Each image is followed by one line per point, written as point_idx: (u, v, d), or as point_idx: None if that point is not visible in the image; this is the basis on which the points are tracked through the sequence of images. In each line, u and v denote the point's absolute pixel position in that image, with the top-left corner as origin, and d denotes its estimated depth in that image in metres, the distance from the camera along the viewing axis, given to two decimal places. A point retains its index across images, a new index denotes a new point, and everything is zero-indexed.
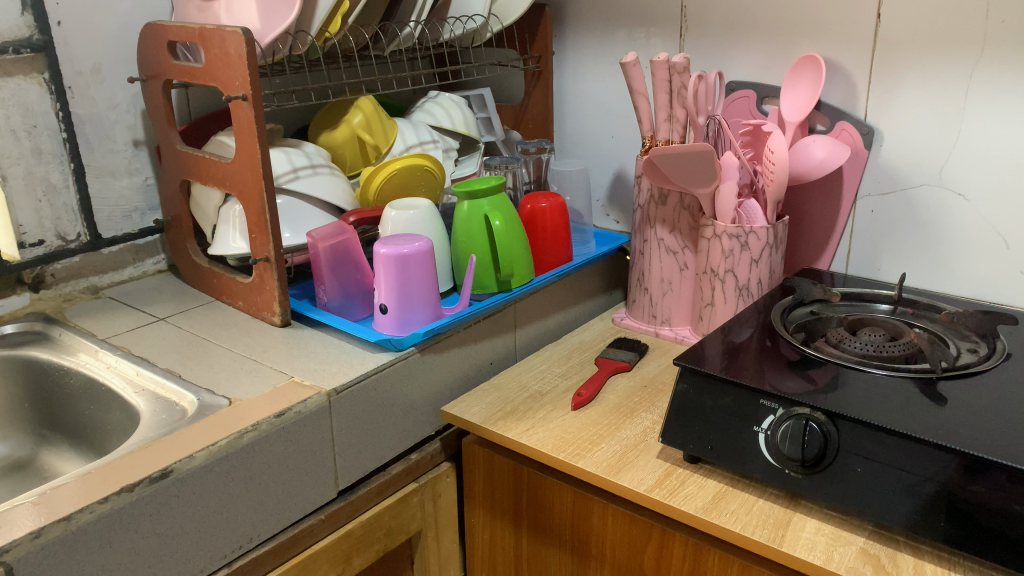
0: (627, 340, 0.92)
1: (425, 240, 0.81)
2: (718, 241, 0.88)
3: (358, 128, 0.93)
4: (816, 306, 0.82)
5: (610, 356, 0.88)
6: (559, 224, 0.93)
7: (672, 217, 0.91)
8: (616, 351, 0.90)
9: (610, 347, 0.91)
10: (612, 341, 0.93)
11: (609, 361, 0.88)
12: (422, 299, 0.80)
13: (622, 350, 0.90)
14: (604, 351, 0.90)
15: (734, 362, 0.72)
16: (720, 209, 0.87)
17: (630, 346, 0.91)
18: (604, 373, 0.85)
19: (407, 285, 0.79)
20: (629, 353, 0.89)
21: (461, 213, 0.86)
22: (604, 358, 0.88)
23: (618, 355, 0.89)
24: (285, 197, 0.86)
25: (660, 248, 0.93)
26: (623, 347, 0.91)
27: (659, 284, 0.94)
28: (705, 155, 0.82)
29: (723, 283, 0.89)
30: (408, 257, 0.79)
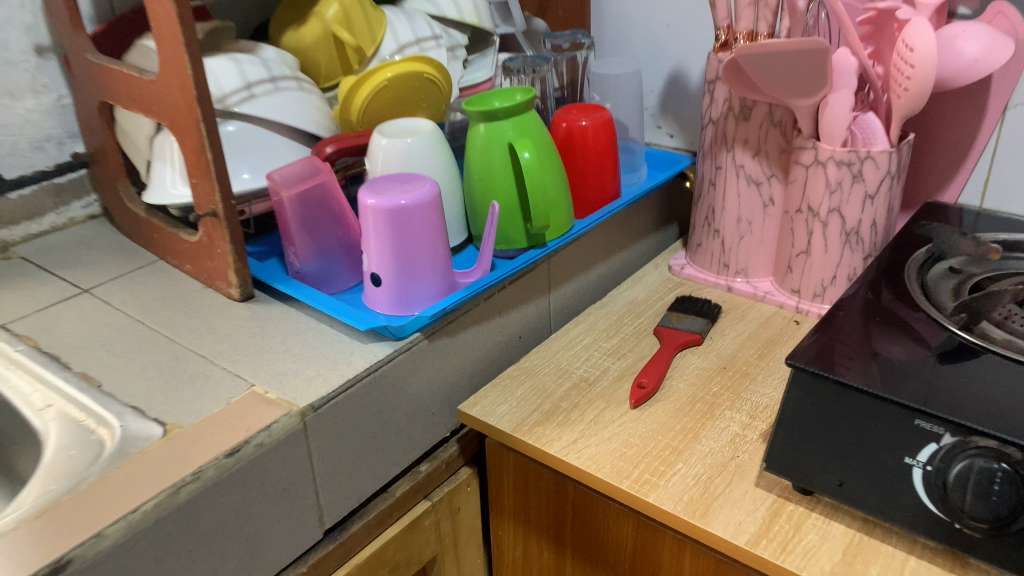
0: (692, 301, 0.72)
1: (431, 185, 0.59)
2: (821, 171, 0.66)
3: (333, 23, 0.69)
4: (959, 263, 0.61)
5: (674, 326, 0.68)
6: (605, 149, 0.70)
7: (758, 136, 0.69)
8: (680, 318, 0.69)
9: (672, 312, 0.70)
10: (673, 302, 0.72)
11: (673, 334, 0.67)
12: (429, 267, 0.59)
13: (689, 317, 0.69)
14: (664, 318, 0.70)
15: (870, 355, 0.51)
16: (827, 128, 0.64)
17: (698, 310, 0.70)
18: (668, 352, 0.65)
19: (407, 249, 0.58)
20: (697, 321, 0.69)
21: (477, 142, 0.64)
22: (666, 330, 0.68)
23: (685, 325, 0.68)
24: (238, 124, 0.64)
25: (739, 178, 0.71)
26: (689, 311, 0.70)
27: (734, 226, 0.73)
28: (817, 52, 0.59)
29: (824, 226, 0.68)
30: (408, 211, 0.57)
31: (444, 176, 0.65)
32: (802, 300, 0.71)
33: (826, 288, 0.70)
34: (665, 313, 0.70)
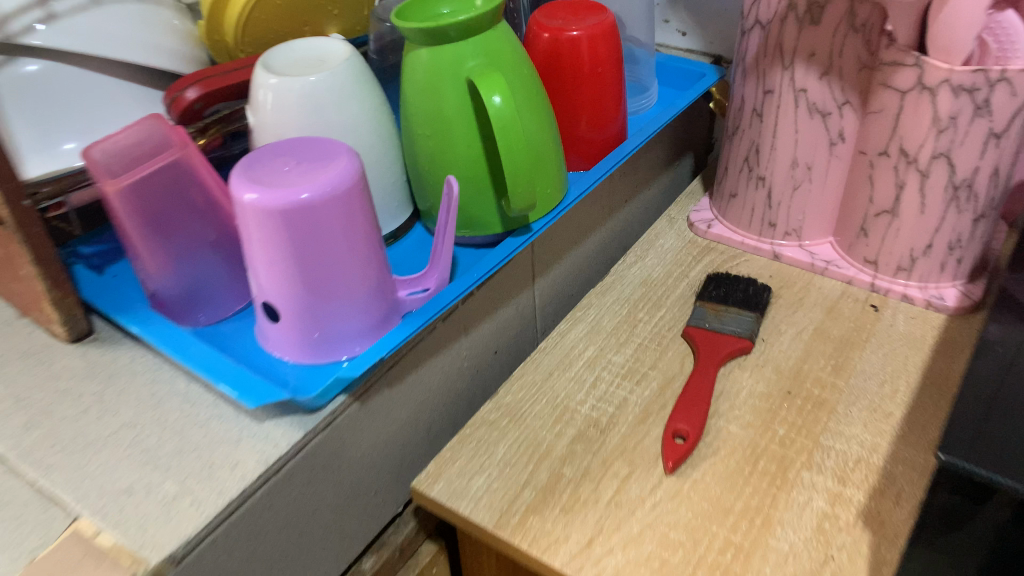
0: (731, 282, 0.52)
1: (352, 162, 0.37)
2: (928, 100, 0.45)
3: None
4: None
5: (712, 327, 0.48)
6: (605, 71, 0.48)
7: (829, 48, 0.47)
8: (719, 313, 0.49)
9: (706, 302, 0.50)
10: (703, 285, 0.52)
11: (712, 340, 0.48)
12: (356, 292, 0.38)
13: (731, 310, 0.49)
14: (695, 312, 0.50)
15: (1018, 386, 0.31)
16: (941, 36, 0.42)
17: (742, 298, 0.50)
18: (707, 373, 0.46)
19: (319, 272, 0.37)
20: (743, 316, 0.49)
21: (418, 76, 0.41)
22: (702, 334, 0.48)
23: (727, 325, 0.48)
24: (38, 63, 0.40)
25: (798, 108, 0.49)
26: (729, 301, 0.50)
27: (787, 173, 0.52)
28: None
29: (922, 177, 0.47)
30: (314, 216, 0.35)
31: (369, 131, 0.43)
32: (878, 273, 0.52)
33: (915, 260, 0.50)
34: (696, 303, 0.50)
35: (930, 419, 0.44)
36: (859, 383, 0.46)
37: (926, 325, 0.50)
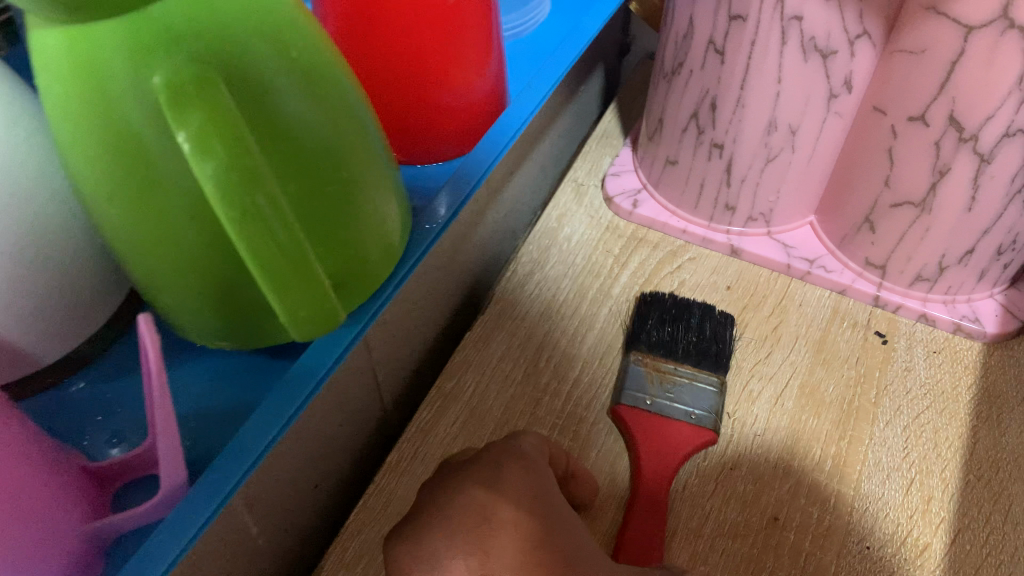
0: (674, 317, 0.35)
1: None
2: (1015, 45, 0.26)
3: None
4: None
5: (657, 414, 0.31)
6: (461, 4, 0.27)
7: None
8: (664, 384, 0.32)
9: (644, 357, 0.33)
10: (636, 321, 0.35)
11: (657, 438, 0.31)
12: None
13: (682, 372, 0.33)
14: (630, 378, 0.33)
15: None
16: None
17: (696, 348, 0.33)
18: (655, 505, 0.29)
19: None
20: (701, 388, 0.32)
21: (59, 81, 0.19)
22: (641, 424, 0.31)
23: (677, 407, 0.31)
24: None
25: (784, 44, 0.30)
26: (678, 355, 0.33)
27: (759, 140, 0.33)
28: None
29: (978, 163, 0.29)
30: None
31: (11, 193, 0.21)
32: (885, 281, 0.35)
33: (944, 269, 0.33)
34: (630, 358, 0.33)
35: (982, 552, 0.28)
36: (874, 490, 0.30)
37: (955, 365, 0.34)
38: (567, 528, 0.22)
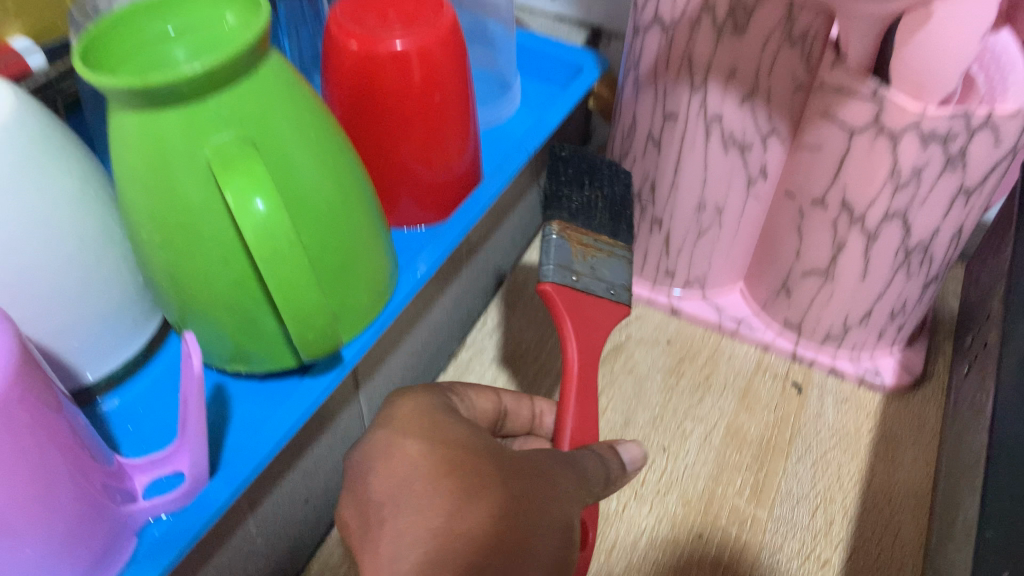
0: (584, 175, 0.38)
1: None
2: (886, 147, 0.32)
3: None
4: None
5: (587, 289, 0.34)
6: (445, 99, 0.34)
7: (758, 63, 0.33)
8: (587, 254, 0.35)
9: (563, 226, 0.35)
10: (553, 192, 0.37)
11: (579, 313, 0.34)
12: (45, 546, 0.23)
13: (599, 244, 0.36)
14: (555, 251, 0.34)
15: None
16: (922, 68, 0.30)
17: (605, 215, 0.37)
18: (591, 395, 0.32)
19: None
20: (617, 259, 0.36)
21: (128, 156, 0.25)
22: (568, 301, 0.34)
23: (601, 281, 0.35)
24: None
25: (709, 139, 0.36)
26: (594, 227, 0.36)
27: (691, 216, 0.40)
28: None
29: (866, 241, 0.36)
30: None
31: (79, 237, 0.27)
32: (801, 339, 0.41)
33: (849, 328, 0.39)
34: (551, 230, 0.35)
35: (872, 566, 0.34)
36: (785, 513, 0.35)
37: (859, 411, 0.40)
38: (465, 439, 0.25)
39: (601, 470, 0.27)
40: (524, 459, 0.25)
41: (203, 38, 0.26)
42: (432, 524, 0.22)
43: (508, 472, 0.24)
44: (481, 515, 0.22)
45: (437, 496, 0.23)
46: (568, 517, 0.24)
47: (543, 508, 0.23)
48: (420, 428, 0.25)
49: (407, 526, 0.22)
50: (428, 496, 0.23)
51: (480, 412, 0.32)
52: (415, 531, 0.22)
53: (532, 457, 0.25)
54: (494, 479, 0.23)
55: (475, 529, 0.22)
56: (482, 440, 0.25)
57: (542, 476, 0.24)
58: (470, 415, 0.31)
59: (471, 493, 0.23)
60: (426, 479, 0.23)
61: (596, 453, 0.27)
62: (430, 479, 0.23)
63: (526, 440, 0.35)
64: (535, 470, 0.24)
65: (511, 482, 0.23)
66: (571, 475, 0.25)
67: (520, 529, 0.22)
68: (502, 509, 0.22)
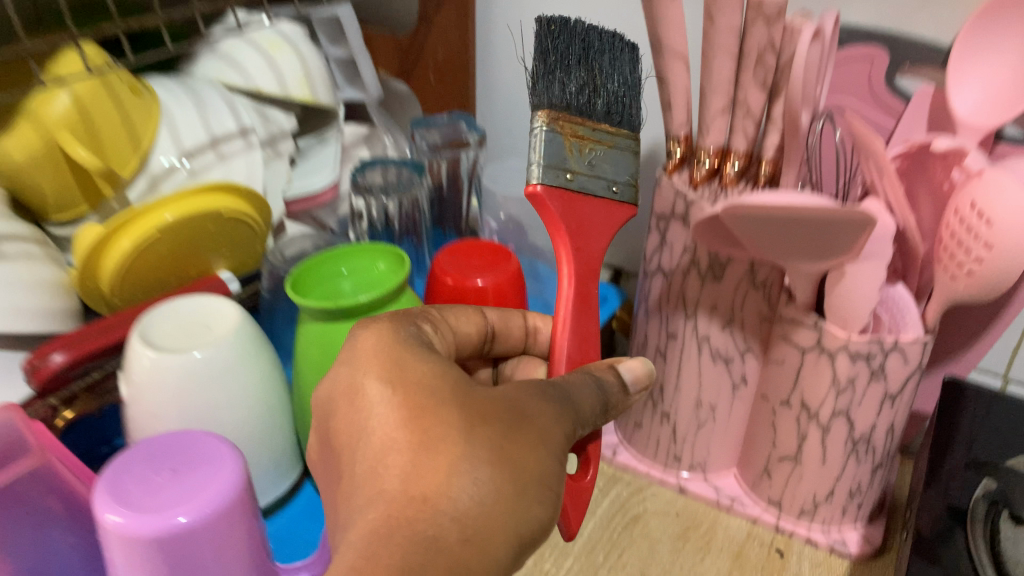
0: (585, 58, 0.41)
1: (234, 475, 0.34)
2: (826, 363, 0.45)
3: (59, 130, 0.41)
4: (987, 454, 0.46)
5: (574, 188, 0.38)
6: None
7: (731, 302, 0.47)
8: (586, 148, 0.39)
9: (556, 121, 0.38)
10: (547, 96, 0.39)
11: (574, 209, 0.38)
12: None
13: (598, 136, 0.40)
14: (552, 146, 0.38)
15: None
16: (844, 309, 0.43)
17: (612, 115, 0.41)
18: (586, 300, 0.38)
19: None
20: (617, 152, 0.40)
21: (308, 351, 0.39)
22: (561, 198, 0.38)
23: (601, 179, 0.39)
24: None
25: (701, 354, 0.49)
26: (588, 119, 0.40)
27: (691, 411, 0.52)
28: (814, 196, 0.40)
29: (822, 433, 0.47)
30: (189, 548, 0.32)
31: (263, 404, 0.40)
32: (782, 515, 0.52)
33: (818, 505, 0.50)
34: (542, 123, 0.38)
35: None
36: None
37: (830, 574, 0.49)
38: (432, 384, 0.28)
39: (600, 400, 0.32)
40: (497, 399, 0.29)
41: (367, 280, 0.40)
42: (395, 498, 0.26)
43: (470, 422, 0.27)
44: (441, 478, 0.26)
45: (401, 465, 0.26)
46: (544, 463, 0.28)
47: (508, 447, 0.27)
48: (388, 375, 0.29)
49: (372, 494, 0.26)
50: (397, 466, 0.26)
51: (467, 333, 0.36)
52: (378, 499, 0.26)
53: (506, 397, 0.29)
54: (452, 440, 0.26)
55: (433, 496, 0.25)
56: (449, 377, 0.29)
57: (513, 417, 0.28)
58: (454, 338, 0.35)
59: (431, 456, 0.26)
60: (392, 441, 0.27)
61: (595, 377, 0.33)
62: (397, 444, 0.27)
63: (520, 361, 0.41)
64: (509, 415, 0.28)
65: (475, 434, 0.27)
66: (553, 403, 0.30)
67: (482, 513, 0.25)
68: (461, 470, 0.26)
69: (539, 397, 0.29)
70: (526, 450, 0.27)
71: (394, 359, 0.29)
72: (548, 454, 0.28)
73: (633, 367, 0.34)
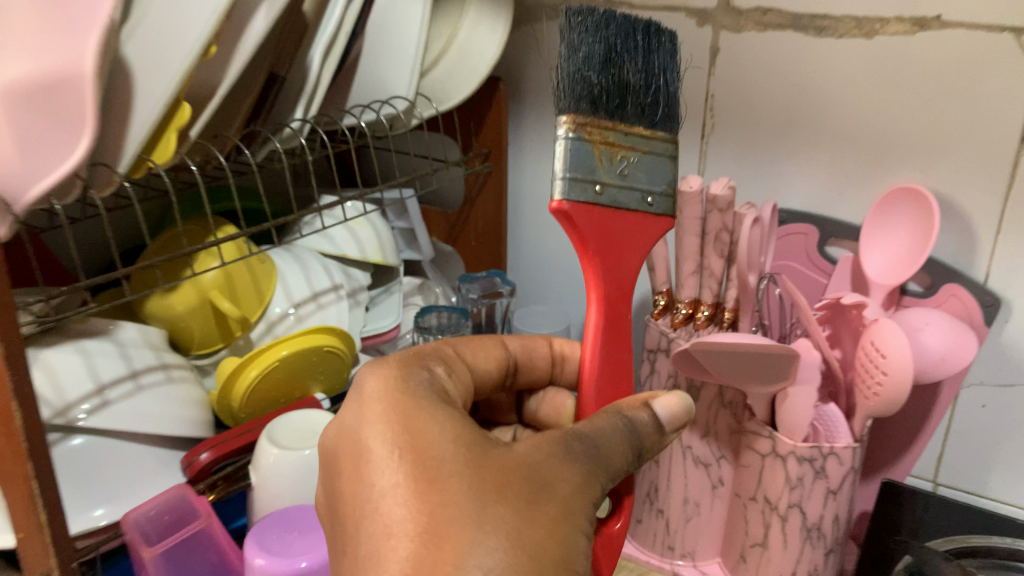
0: (608, 59, 0.43)
1: None
2: (779, 464, 0.58)
3: (212, 290, 0.57)
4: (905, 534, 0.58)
5: (605, 196, 0.41)
6: None
7: (706, 418, 0.61)
8: (617, 157, 0.42)
9: (585, 129, 0.41)
10: (577, 95, 0.42)
11: (605, 220, 0.42)
12: None
13: (630, 142, 0.43)
14: (582, 156, 0.41)
15: None
16: (788, 423, 0.57)
17: (644, 111, 0.44)
18: (615, 324, 0.43)
19: None
20: (649, 159, 0.44)
21: None
22: (592, 208, 0.41)
23: (634, 191, 0.43)
24: (86, 437, 0.50)
25: (685, 458, 0.63)
26: (616, 124, 0.43)
27: (680, 506, 0.65)
28: (758, 337, 0.55)
29: (782, 521, 0.60)
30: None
31: None
32: None
33: None
34: (571, 130, 0.41)
35: None
36: None
37: None
38: (452, 457, 0.33)
39: (631, 450, 0.38)
40: (520, 466, 0.33)
41: None
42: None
43: (483, 498, 0.32)
44: (452, 562, 0.30)
45: (412, 553, 0.31)
46: (557, 527, 0.32)
47: (529, 514, 0.32)
48: (409, 449, 0.34)
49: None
50: (409, 551, 0.31)
51: (491, 367, 0.45)
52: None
53: (529, 461, 0.34)
54: (472, 516, 0.31)
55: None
56: (467, 449, 0.34)
57: (535, 485, 0.33)
58: (479, 372, 0.44)
59: (442, 542, 0.30)
60: (410, 523, 0.32)
61: (631, 428, 0.38)
62: (412, 527, 0.31)
63: (549, 393, 0.52)
64: (529, 482, 0.33)
65: (488, 513, 0.31)
66: (580, 461, 0.35)
67: None
68: (475, 551, 0.30)
69: (551, 466, 0.34)
70: (548, 513, 0.32)
71: (416, 431, 0.34)
72: (566, 516, 0.33)
73: (665, 405, 0.40)
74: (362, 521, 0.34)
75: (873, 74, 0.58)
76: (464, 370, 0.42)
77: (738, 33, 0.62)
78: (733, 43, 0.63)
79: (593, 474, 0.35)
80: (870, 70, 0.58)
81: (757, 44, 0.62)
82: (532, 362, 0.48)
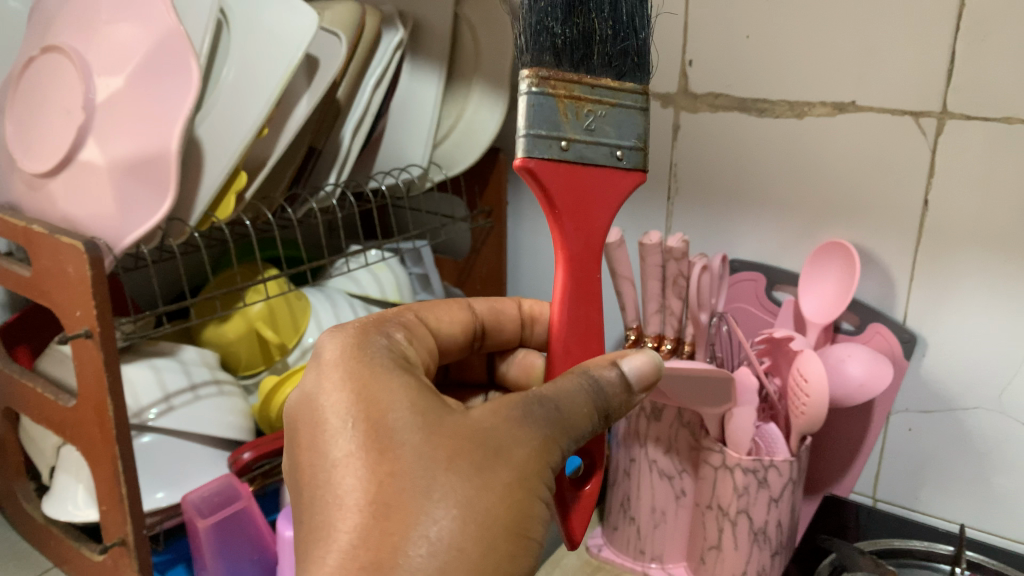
0: (571, 8, 0.45)
1: None
2: (727, 476, 0.69)
3: (256, 320, 0.69)
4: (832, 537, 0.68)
5: (569, 151, 0.43)
6: None
7: (668, 435, 0.72)
8: (584, 112, 0.43)
9: (546, 83, 0.42)
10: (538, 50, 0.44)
11: (570, 176, 0.44)
12: None
13: (598, 94, 0.43)
14: (547, 112, 0.42)
15: None
16: (733, 437, 0.68)
17: (614, 62, 0.45)
18: (582, 282, 0.46)
19: None
20: (622, 112, 0.45)
21: None
22: (555, 165, 0.43)
23: (600, 145, 0.44)
24: (154, 436, 0.62)
25: (651, 471, 0.74)
26: (581, 77, 0.43)
27: (648, 513, 0.75)
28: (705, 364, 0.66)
29: (733, 526, 0.70)
30: None
31: None
32: None
33: None
34: (532, 85, 0.42)
35: None
36: None
37: None
38: (407, 429, 0.37)
39: (592, 409, 0.42)
40: (477, 434, 0.38)
41: None
42: (360, 549, 0.34)
43: (435, 466, 0.36)
44: (401, 530, 0.34)
45: (363, 520, 0.35)
46: (508, 486, 0.37)
47: (480, 482, 0.36)
48: (364, 420, 0.38)
49: (339, 539, 0.35)
50: (359, 518, 0.35)
51: (456, 322, 0.53)
52: (344, 555, 0.34)
53: (483, 428, 0.38)
54: (421, 483, 0.36)
55: (398, 547, 0.34)
56: (421, 422, 0.38)
57: (489, 451, 0.37)
58: (443, 328, 0.52)
59: (389, 513, 0.35)
60: (363, 490, 0.36)
61: (593, 382, 0.42)
62: (364, 494, 0.36)
63: (522, 352, 0.61)
64: (484, 449, 0.37)
65: (441, 478, 0.36)
66: (539, 424, 0.39)
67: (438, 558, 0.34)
68: (426, 515, 0.35)
69: (506, 431, 0.38)
70: (499, 478, 0.37)
71: (371, 403, 0.39)
72: (516, 479, 0.37)
73: (636, 361, 0.44)
74: (315, 484, 0.38)
75: (803, 148, 0.70)
76: (425, 333, 0.49)
77: (695, 114, 0.75)
78: (691, 122, 0.76)
79: (552, 434, 0.39)
80: (801, 145, 0.70)
81: (711, 123, 0.75)
82: (495, 321, 0.57)
